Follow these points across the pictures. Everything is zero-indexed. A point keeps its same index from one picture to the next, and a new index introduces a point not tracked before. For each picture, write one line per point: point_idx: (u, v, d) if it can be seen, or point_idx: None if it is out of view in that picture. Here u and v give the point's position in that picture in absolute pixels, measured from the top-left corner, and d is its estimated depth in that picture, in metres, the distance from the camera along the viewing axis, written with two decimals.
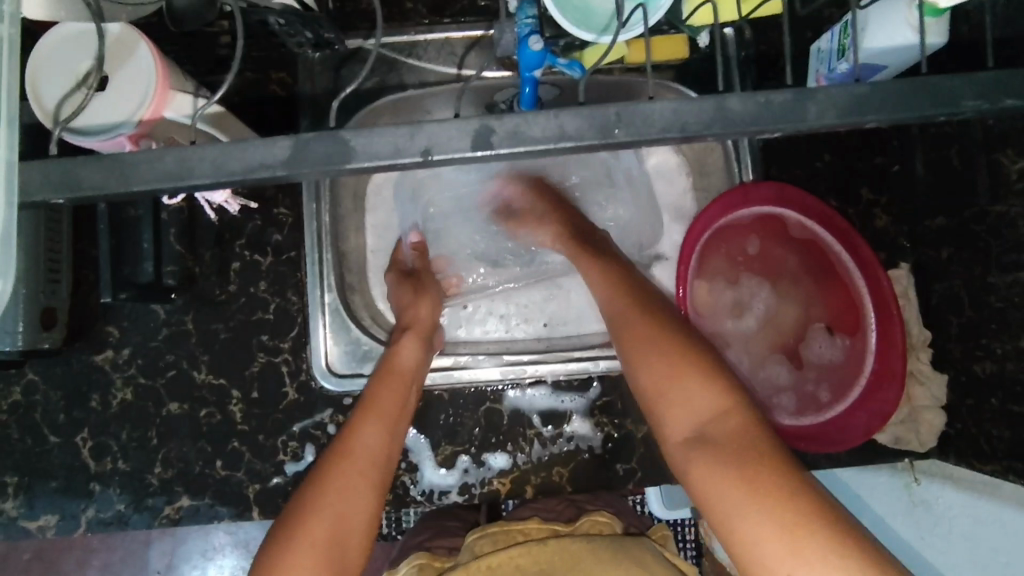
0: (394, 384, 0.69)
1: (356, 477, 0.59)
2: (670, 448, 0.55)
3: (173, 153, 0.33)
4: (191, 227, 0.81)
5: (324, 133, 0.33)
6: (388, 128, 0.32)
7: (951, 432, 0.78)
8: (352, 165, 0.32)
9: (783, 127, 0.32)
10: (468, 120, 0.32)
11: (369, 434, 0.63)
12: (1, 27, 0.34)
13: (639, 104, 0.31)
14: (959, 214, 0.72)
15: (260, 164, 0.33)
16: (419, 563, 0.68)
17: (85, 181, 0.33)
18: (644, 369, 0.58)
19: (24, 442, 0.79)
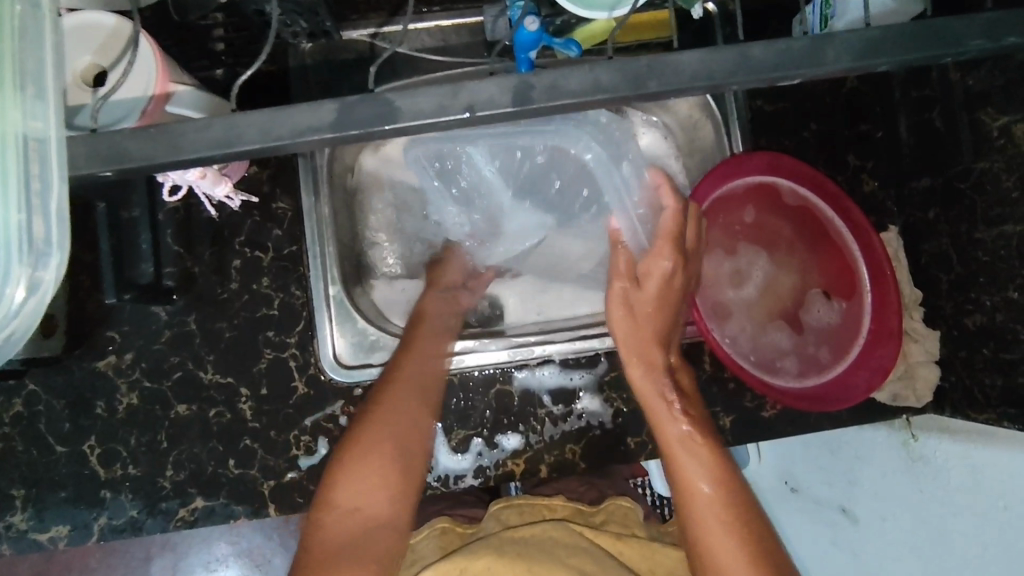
0: (428, 335, 0.76)
1: (403, 416, 0.65)
2: None
3: (221, 121, 0.33)
4: (188, 226, 0.81)
5: (368, 96, 0.33)
6: (430, 88, 0.32)
7: (947, 385, 0.81)
8: (395, 127, 0.33)
9: (803, 72, 0.33)
10: (506, 77, 0.33)
11: (410, 375, 0.69)
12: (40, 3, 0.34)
13: (668, 56, 0.33)
14: (943, 173, 0.75)
15: (305, 130, 0.33)
16: (443, 526, 0.73)
17: (131, 152, 0.33)
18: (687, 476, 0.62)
19: (29, 453, 0.78)
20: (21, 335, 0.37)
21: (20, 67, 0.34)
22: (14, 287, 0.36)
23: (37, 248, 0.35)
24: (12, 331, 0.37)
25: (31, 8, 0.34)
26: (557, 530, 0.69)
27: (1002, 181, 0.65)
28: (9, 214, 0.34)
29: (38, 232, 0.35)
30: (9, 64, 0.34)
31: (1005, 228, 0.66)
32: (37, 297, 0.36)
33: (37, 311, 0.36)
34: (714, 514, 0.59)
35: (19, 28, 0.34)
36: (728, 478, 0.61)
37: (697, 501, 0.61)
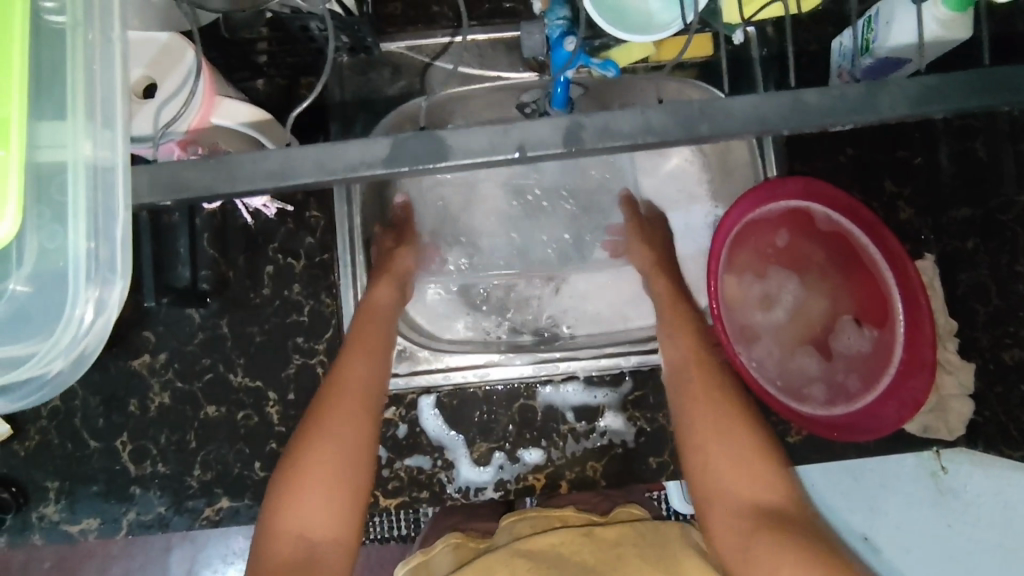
0: (367, 328, 0.70)
1: (354, 405, 0.62)
2: (737, 524, 0.57)
3: (277, 152, 0.34)
4: (223, 231, 0.82)
5: (421, 132, 0.34)
6: (484, 126, 0.33)
7: (981, 420, 0.79)
8: (450, 163, 0.33)
9: (857, 118, 0.33)
10: (559, 117, 0.33)
11: (357, 363, 0.66)
12: (113, 33, 0.35)
13: (720, 101, 0.33)
14: (985, 204, 0.73)
15: (360, 163, 0.33)
16: (455, 541, 0.72)
17: (191, 183, 0.34)
18: (713, 455, 0.60)
19: (65, 447, 0.80)
20: (93, 353, 0.38)
21: (89, 97, 0.35)
22: (85, 309, 0.36)
23: (103, 272, 0.36)
24: (84, 349, 0.38)
25: (100, 35, 0.35)
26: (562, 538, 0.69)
27: None
28: (80, 240, 0.35)
29: (104, 256, 0.35)
30: (79, 93, 0.34)
31: None
32: (104, 320, 0.37)
33: (105, 331, 0.37)
34: (741, 465, 0.59)
35: (90, 58, 0.35)
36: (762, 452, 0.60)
37: (718, 433, 0.61)
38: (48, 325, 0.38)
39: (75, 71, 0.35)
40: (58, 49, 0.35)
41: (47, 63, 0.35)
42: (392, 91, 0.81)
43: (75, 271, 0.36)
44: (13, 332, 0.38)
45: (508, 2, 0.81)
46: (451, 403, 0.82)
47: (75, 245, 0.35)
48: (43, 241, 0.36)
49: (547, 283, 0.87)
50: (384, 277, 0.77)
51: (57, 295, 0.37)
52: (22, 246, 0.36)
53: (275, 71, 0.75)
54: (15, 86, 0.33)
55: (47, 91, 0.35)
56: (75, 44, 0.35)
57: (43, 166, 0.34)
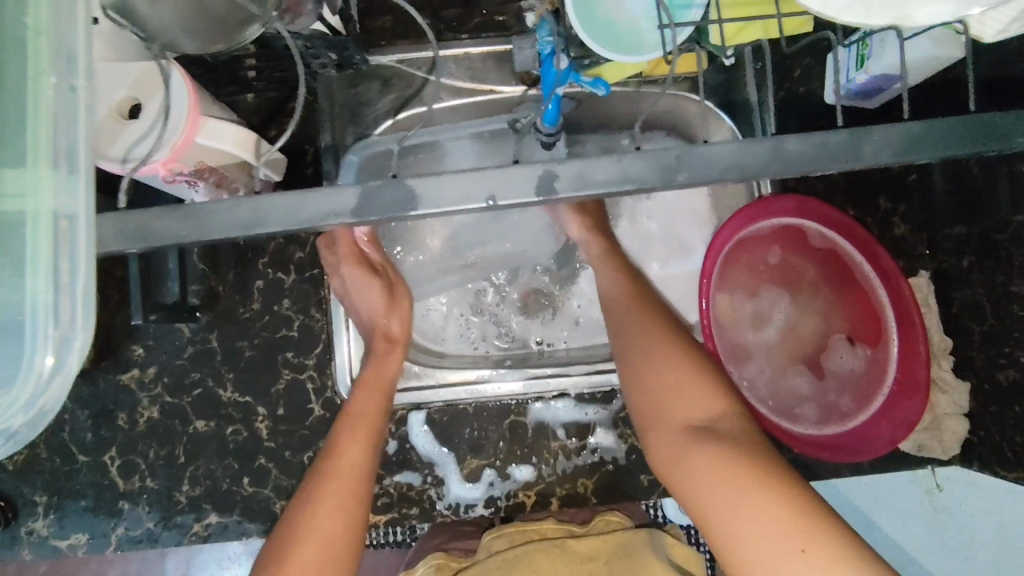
0: (365, 403, 0.65)
1: (342, 494, 0.57)
2: (670, 442, 0.54)
3: (247, 201, 0.33)
4: (213, 245, 0.82)
5: (391, 180, 0.33)
6: (458, 174, 0.32)
7: (975, 439, 0.78)
8: (420, 211, 0.33)
9: (839, 165, 0.32)
10: (534, 164, 0.32)
11: (354, 449, 0.60)
12: (78, 81, 0.35)
13: (698, 147, 0.32)
14: (978, 223, 0.73)
15: (330, 212, 0.33)
16: (437, 563, 0.70)
17: (159, 231, 0.34)
18: (653, 372, 0.57)
19: (53, 461, 0.80)
20: (52, 410, 0.37)
21: (53, 145, 0.34)
22: (43, 360, 0.36)
23: (63, 325, 0.35)
24: (42, 407, 0.38)
25: (67, 80, 0.35)
26: (535, 553, 0.67)
27: None
28: (41, 292, 0.35)
29: (65, 310, 0.35)
30: (45, 140, 0.34)
31: None
32: (63, 373, 0.37)
33: (63, 385, 0.37)
34: (679, 378, 0.56)
35: (57, 106, 0.34)
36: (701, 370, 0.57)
37: (654, 354, 0.58)
38: (6, 377, 0.37)
39: (40, 117, 0.34)
40: (25, 94, 0.34)
41: (15, 110, 0.35)
42: (383, 104, 0.81)
43: (34, 323, 0.35)
44: None
45: (500, 14, 0.80)
46: (441, 419, 0.82)
47: (36, 295, 0.35)
48: (5, 293, 0.36)
49: (536, 297, 0.86)
50: (385, 344, 0.71)
51: (16, 347, 0.36)
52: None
53: (264, 86, 0.74)
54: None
55: (14, 139, 0.34)
56: (43, 89, 0.34)
57: (6, 215, 0.35)
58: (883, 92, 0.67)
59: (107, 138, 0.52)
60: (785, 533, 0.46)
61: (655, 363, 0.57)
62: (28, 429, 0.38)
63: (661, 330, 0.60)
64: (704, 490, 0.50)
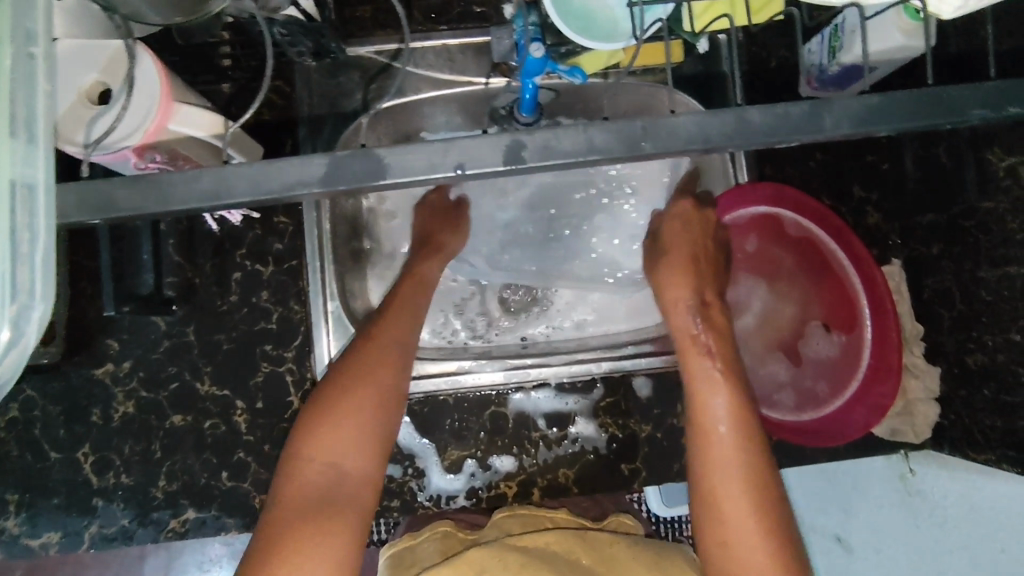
0: (395, 334, 0.66)
1: (357, 418, 0.59)
2: (715, 451, 0.57)
3: (211, 173, 0.33)
4: (190, 236, 0.81)
5: (360, 150, 0.33)
6: (424, 145, 0.33)
7: (945, 423, 0.80)
8: (387, 182, 0.33)
9: (802, 137, 0.33)
10: (501, 136, 0.33)
11: (373, 377, 0.61)
12: (36, 50, 0.34)
13: (665, 118, 0.33)
14: (947, 210, 0.74)
15: (296, 183, 0.33)
16: (443, 530, 0.75)
17: (120, 203, 0.34)
18: (709, 402, 0.59)
19: (24, 458, 0.78)
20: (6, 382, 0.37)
21: (9, 113, 0.34)
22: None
23: (23, 297, 0.35)
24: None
25: (24, 48, 0.34)
26: (555, 542, 0.71)
27: (1008, 222, 0.64)
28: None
29: (22, 282, 0.35)
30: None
31: (1007, 269, 0.65)
32: (20, 346, 0.36)
33: (18, 359, 0.36)
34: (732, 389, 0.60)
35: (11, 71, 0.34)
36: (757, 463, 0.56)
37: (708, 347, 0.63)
38: None
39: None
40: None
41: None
42: (361, 94, 0.80)
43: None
44: None
45: (478, 5, 0.80)
46: (421, 410, 0.81)
47: None
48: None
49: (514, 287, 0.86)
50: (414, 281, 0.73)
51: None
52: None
53: (240, 75, 0.74)
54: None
55: None
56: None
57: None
58: (854, 82, 0.68)
59: (72, 118, 0.51)
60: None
61: (713, 431, 0.58)
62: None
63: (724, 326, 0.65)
64: (726, 503, 0.56)
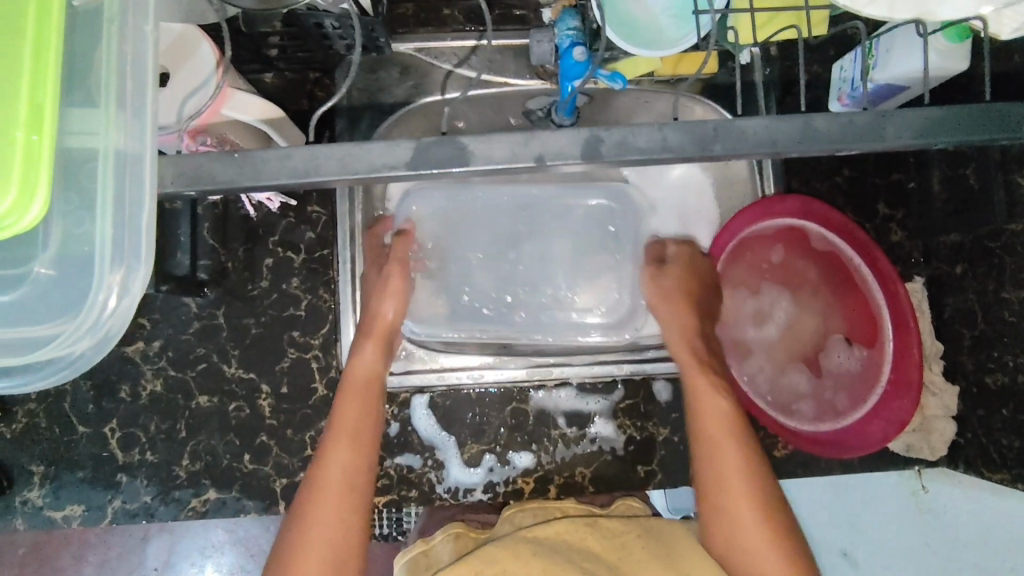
0: (341, 469, 0.59)
1: (333, 507, 0.57)
2: (723, 485, 0.62)
3: (302, 151, 0.35)
4: (223, 220, 0.82)
5: (443, 137, 0.36)
6: (506, 136, 0.35)
7: (961, 442, 0.81)
8: (471, 169, 0.35)
9: (865, 144, 0.35)
10: (579, 129, 0.35)
11: (337, 456, 0.59)
12: (145, 27, 0.36)
13: (735, 121, 0.35)
14: (973, 231, 0.75)
15: (382, 165, 0.35)
16: (455, 531, 0.71)
17: (216, 175, 0.36)
18: (718, 439, 0.64)
19: (52, 431, 0.80)
20: (118, 335, 0.39)
21: (118, 86, 0.35)
22: (108, 295, 0.37)
23: (127, 257, 0.36)
24: (108, 332, 0.39)
25: (135, 26, 0.36)
26: (562, 530, 0.66)
27: None
28: (107, 228, 0.35)
29: (125, 244, 0.36)
30: (112, 84, 0.35)
31: None
32: (126, 305, 0.37)
33: (129, 315, 0.38)
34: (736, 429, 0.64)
35: (121, 48, 0.35)
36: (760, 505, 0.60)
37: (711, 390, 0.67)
38: (69, 308, 0.38)
39: (107, 59, 0.35)
40: (93, 34, 0.35)
41: (80, 50, 0.35)
42: (399, 89, 0.82)
43: (100, 258, 0.36)
44: (33, 315, 0.38)
45: (517, 9, 0.82)
46: (443, 403, 0.83)
47: (100, 230, 0.35)
48: (69, 226, 0.36)
49: None
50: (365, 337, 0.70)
51: (79, 279, 0.37)
52: (47, 230, 0.36)
53: (285, 65, 0.75)
54: (52, 73, 0.33)
55: (78, 79, 0.35)
56: (108, 32, 0.35)
57: (74, 152, 0.35)
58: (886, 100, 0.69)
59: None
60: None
61: (720, 442, 0.64)
62: (94, 353, 0.40)
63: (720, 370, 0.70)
64: (737, 536, 0.60)
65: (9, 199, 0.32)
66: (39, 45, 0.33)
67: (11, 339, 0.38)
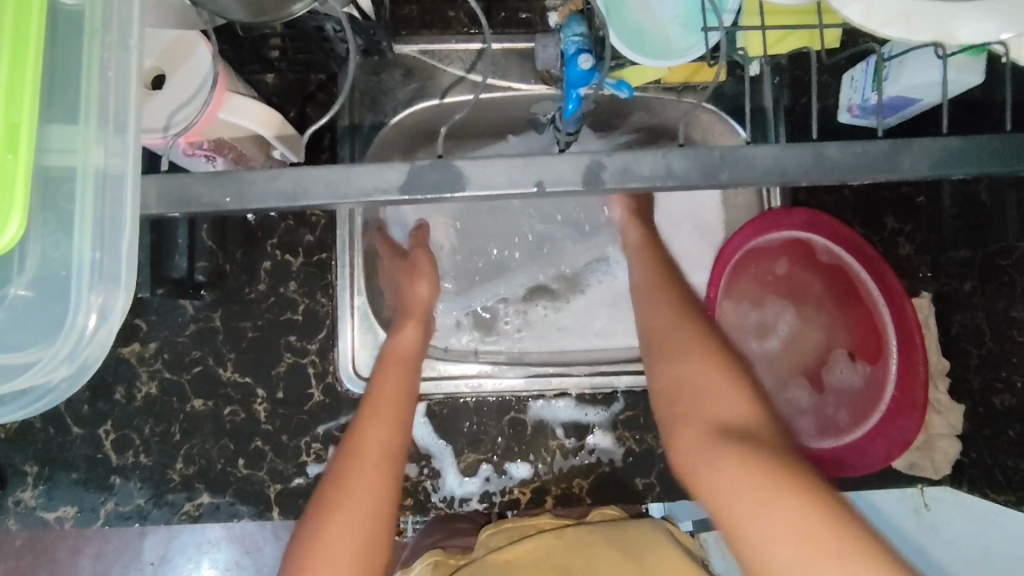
0: (377, 437, 0.59)
1: (369, 471, 0.56)
2: (685, 434, 0.53)
3: (291, 173, 0.35)
4: (222, 223, 0.81)
5: (439, 161, 0.35)
6: (504, 159, 0.34)
7: (966, 461, 0.79)
8: (465, 192, 0.35)
9: (877, 175, 0.35)
10: (581, 155, 0.34)
11: (376, 427, 0.60)
12: (131, 40, 0.35)
13: (743, 149, 0.35)
14: (984, 248, 0.72)
15: (375, 189, 0.35)
16: (434, 560, 0.73)
17: (201, 196, 0.35)
18: (684, 397, 0.55)
19: (47, 432, 0.79)
20: (95, 364, 0.37)
21: (100, 102, 0.34)
22: (87, 318, 0.36)
23: (106, 282, 0.35)
24: (86, 361, 0.37)
25: (120, 39, 0.35)
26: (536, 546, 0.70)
27: None
28: (85, 250, 0.35)
29: (104, 266, 0.35)
30: (93, 99, 0.34)
31: None
32: (106, 330, 0.36)
33: (107, 343, 0.36)
34: (708, 374, 0.55)
35: (106, 62, 0.34)
36: (707, 339, 0.59)
37: (678, 353, 0.58)
38: (49, 332, 0.37)
39: (88, 73, 0.34)
40: (77, 47, 0.34)
41: (64, 62, 0.35)
42: (402, 91, 0.81)
43: (78, 281, 0.35)
44: (18, 341, 0.38)
45: (523, 13, 0.80)
46: (440, 411, 0.81)
47: (79, 253, 0.35)
48: (47, 249, 0.36)
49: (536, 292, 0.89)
50: (404, 319, 0.75)
51: (58, 302, 0.36)
52: (24, 254, 0.36)
53: (286, 67, 0.74)
54: (31, 88, 0.33)
55: (59, 95, 0.35)
56: (93, 46, 0.34)
57: (54, 171, 0.34)
58: (894, 115, 0.68)
59: (143, 108, 0.53)
60: (791, 528, 0.43)
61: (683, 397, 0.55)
62: (69, 383, 0.38)
63: (693, 333, 0.60)
64: (714, 483, 0.48)
65: None
66: (16, 61, 0.33)
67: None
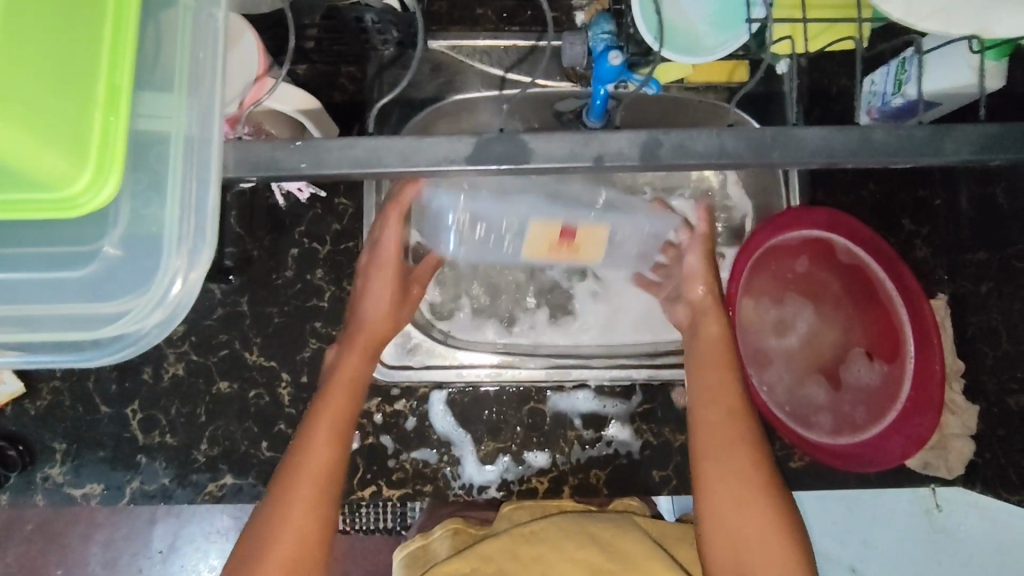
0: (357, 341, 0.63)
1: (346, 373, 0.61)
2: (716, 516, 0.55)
3: (366, 143, 0.37)
4: (250, 209, 0.84)
5: (505, 136, 0.38)
6: (566, 137, 0.37)
7: (980, 461, 0.80)
8: (531, 164, 0.37)
9: (922, 157, 0.37)
10: (638, 133, 0.37)
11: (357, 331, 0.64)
12: (218, 13, 0.37)
13: (794, 130, 0.37)
14: (1002, 252, 0.73)
15: (443, 159, 0.37)
16: (453, 527, 0.70)
17: (280, 162, 0.37)
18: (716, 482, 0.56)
19: (75, 410, 0.81)
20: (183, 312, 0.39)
21: (192, 71, 0.37)
22: (173, 280, 0.38)
23: (194, 240, 0.37)
24: (173, 312, 0.39)
25: (208, 15, 0.37)
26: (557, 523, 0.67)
27: None
28: (174, 212, 0.37)
29: (190, 224, 0.37)
30: (184, 69, 0.37)
31: None
32: (189, 287, 0.38)
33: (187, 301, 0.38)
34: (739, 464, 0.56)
35: (193, 34, 0.37)
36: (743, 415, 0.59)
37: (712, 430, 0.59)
38: (136, 285, 0.39)
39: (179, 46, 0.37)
40: (168, 22, 0.37)
41: (153, 34, 0.37)
42: (430, 84, 0.82)
43: (168, 241, 0.37)
44: (105, 292, 0.40)
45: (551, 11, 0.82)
46: (463, 400, 0.84)
47: (170, 213, 0.37)
48: (137, 207, 0.37)
49: None
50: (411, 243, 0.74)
51: (147, 260, 0.38)
52: (116, 210, 0.38)
53: (319, 57, 0.77)
54: (127, 57, 0.35)
55: (149, 65, 0.37)
56: (184, 19, 0.37)
57: (144, 134, 0.36)
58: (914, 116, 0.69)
59: None
60: None
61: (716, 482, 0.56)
62: (159, 330, 0.40)
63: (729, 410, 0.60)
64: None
65: (87, 175, 0.34)
66: (118, 31, 0.35)
67: (87, 313, 0.40)
